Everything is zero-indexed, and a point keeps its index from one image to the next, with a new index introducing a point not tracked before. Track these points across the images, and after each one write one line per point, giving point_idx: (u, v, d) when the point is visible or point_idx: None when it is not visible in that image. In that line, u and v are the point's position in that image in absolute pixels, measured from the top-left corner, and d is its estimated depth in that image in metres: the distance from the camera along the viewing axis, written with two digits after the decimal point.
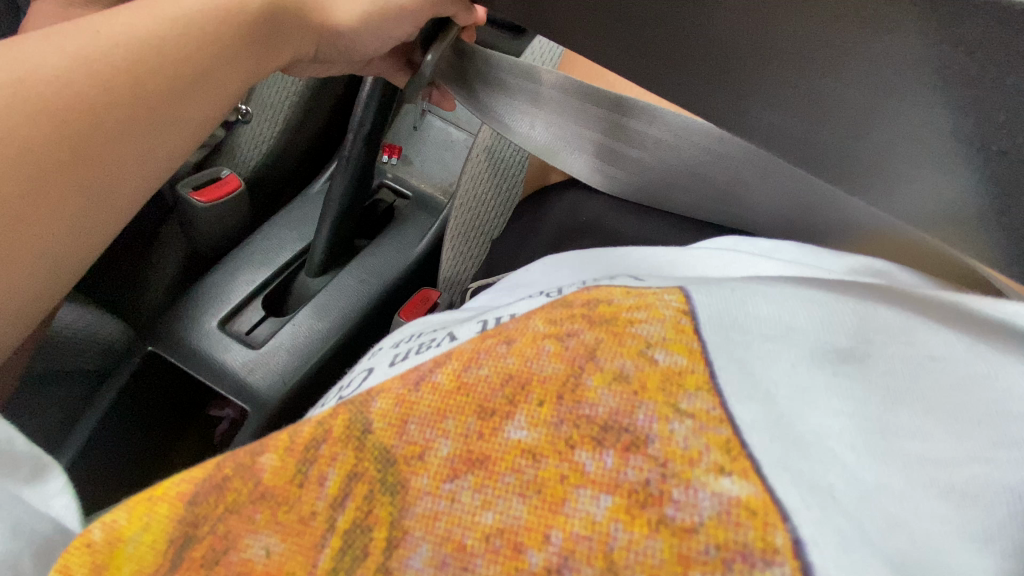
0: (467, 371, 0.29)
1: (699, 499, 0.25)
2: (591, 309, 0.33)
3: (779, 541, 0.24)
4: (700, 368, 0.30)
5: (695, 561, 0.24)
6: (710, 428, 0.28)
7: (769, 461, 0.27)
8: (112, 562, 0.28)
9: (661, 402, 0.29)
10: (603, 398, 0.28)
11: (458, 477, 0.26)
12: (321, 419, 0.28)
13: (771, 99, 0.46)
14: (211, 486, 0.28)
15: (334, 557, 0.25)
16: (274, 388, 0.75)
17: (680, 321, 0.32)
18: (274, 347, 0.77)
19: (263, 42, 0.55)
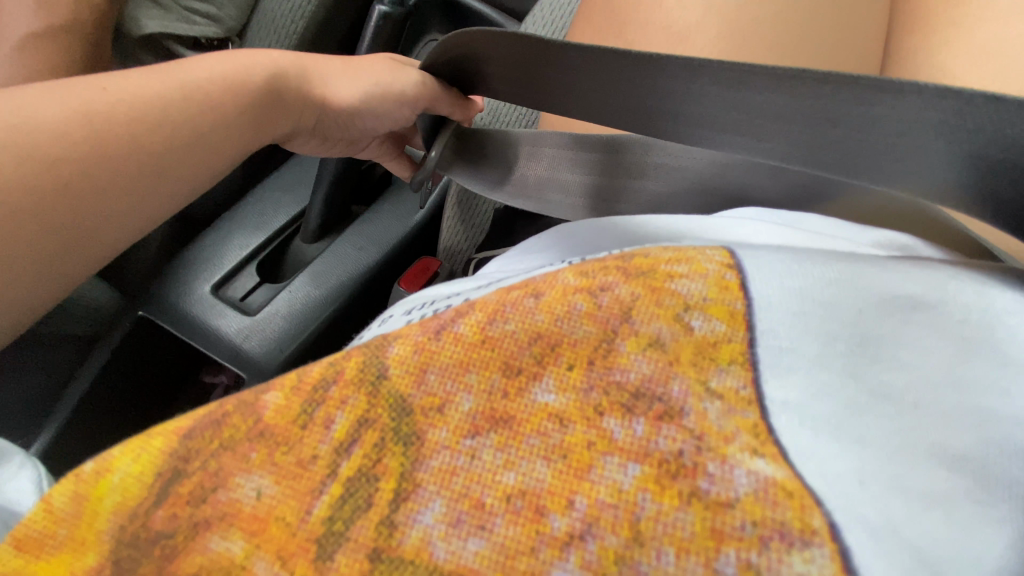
0: (492, 326, 0.27)
1: (736, 476, 0.25)
2: (627, 261, 0.32)
3: (817, 524, 0.24)
4: (739, 334, 0.30)
5: (729, 537, 0.24)
6: (738, 411, 0.28)
7: (795, 445, 0.28)
8: (96, 494, 0.25)
9: (693, 378, 0.28)
10: (637, 362, 0.28)
11: (480, 434, 0.25)
12: (333, 360, 0.26)
13: (787, 132, 0.41)
14: (209, 421, 0.26)
15: (332, 505, 0.23)
16: (272, 354, 0.68)
17: (725, 276, 0.32)
18: (272, 314, 0.69)
19: (260, 119, 0.54)
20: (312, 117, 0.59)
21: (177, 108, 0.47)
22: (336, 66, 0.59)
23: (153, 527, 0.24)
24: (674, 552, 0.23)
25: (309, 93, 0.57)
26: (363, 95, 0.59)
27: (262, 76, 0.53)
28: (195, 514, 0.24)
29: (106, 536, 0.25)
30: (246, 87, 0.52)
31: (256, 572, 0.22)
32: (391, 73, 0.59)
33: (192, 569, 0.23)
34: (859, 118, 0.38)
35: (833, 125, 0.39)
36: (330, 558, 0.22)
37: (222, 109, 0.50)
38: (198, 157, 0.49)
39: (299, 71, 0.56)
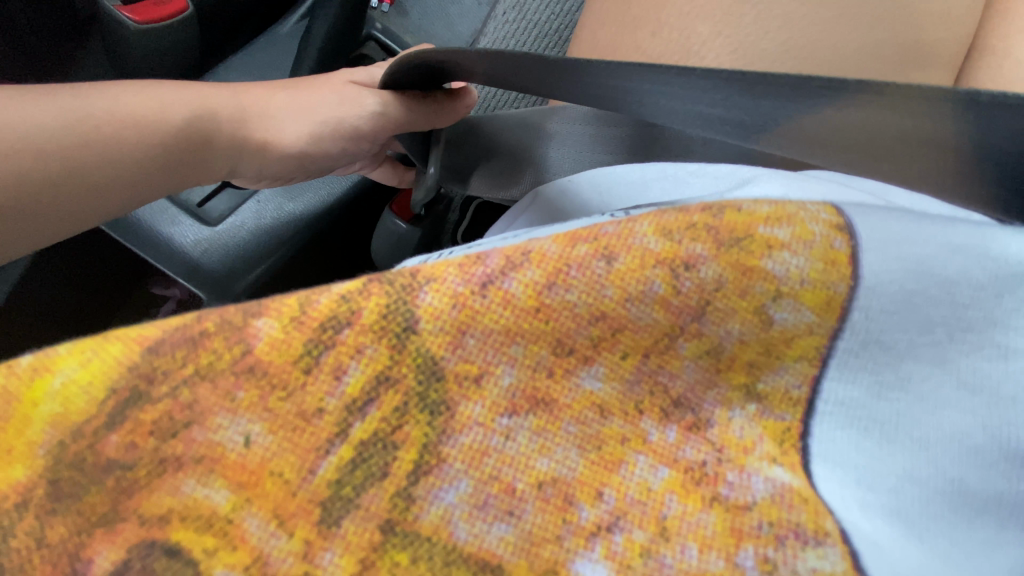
0: (550, 292, 0.21)
1: (753, 483, 0.23)
2: (717, 217, 0.24)
3: (829, 526, 0.23)
4: (827, 326, 0.25)
5: (748, 535, 0.22)
6: (776, 413, 0.25)
7: (832, 450, 0.25)
8: (30, 396, 0.20)
9: (738, 385, 0.25)
10: (687, 370, 0.24)
11: (518, 414, 0.21)
12: (347, 292, 0.20)
13: (851, 143, 0.26)
14: (183, 338, 0.20)
15: (340, 468, 0.20)
16: (234, 272, 0.49)
17: (833, 244, 0.25)
18: (241, 227, 0.50)
19: (187, 167, 0.40)
20: (254, 163, 0.45)
21: (66, 142, 0.34)
22: (282, 99, 0.45)
23: (104, 453, 0.20)
24: (697, 547, 0.22)
25: (248, 139, 0.43)
26: (314, 136, 0.46)
27: (187, 118, 0.40)
28: (160, 447, 0.20)
29: (42, 450, 0.20)
30: (165, 127, 0.39)
31: (249, 528, 0.19)
32: (342, 103, 0.45)
33: (157, 510, 0.20)
34: (919, 137, 0.26)
35: (903, 134, 0.25)
36: (337, 524, 0.19)
37: (122, 145, 0.37)
38: (76, 211, 0.35)
39: (236, 114, 0.43)
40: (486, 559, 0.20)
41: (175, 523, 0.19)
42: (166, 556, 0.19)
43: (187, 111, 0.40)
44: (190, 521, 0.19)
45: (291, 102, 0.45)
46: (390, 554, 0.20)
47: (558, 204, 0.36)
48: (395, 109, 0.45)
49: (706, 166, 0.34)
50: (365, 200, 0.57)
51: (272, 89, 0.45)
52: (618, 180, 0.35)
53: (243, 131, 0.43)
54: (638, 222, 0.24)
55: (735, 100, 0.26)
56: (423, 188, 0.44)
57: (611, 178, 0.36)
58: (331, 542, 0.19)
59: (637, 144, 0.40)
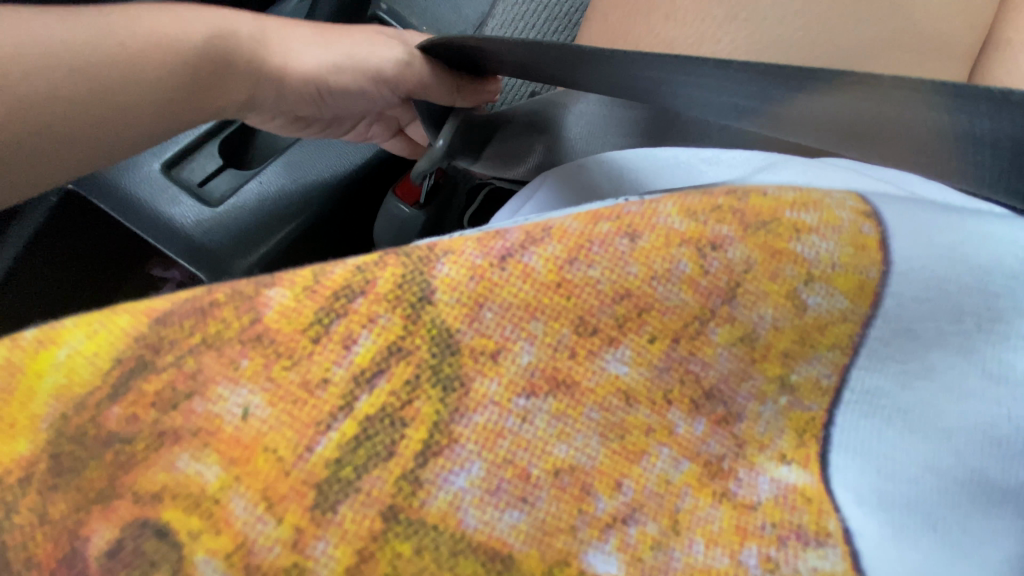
0: (572, 267, 0.20)
1: (760, 483, 0.22)
2: (742, 201, 0.23)
3: (832, 526, 0.21)
4: (860, 312, 0.23)
5: (752, 534, 0.21)
6: (804, 404, 0.23)
7: (852, 443, 0.23)
8: (35, 368, 0.19)
9: (772, 377, 0.23)
10: (721, 358, 0.22)
11: (536, 396, 0.19)
12: (362, 264, 0.20)
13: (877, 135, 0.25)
14: (191, 308, 0.19)
15: (340, 446, 0.18)
16: (235, 254, 0.48)
17: (861, 230, 0.24)
18: (241, 208, 0.49)
19: (207, 88, 0.40)
20: (274, 92, 0.44)
21: (74, 57, 0.35)
22: (304, 37, 0.45)
23: (105, 425, 0.19)
24: (704, 543, 0.20)
25: (268, 60, 0.42)
26: (337, 68, 0.44)
27: (207, 35, 0.39)
28: (157, 420, 0.19)
29: (44, 424, 0.19)
30: (184, 45, 0.38)
31: (234, 510, 0.17)
32: (365, 45, 0.45)
33: (152, 487, 0.18)
34: (958, 134, 0.23)
35: (936, 132, 0.23)
36: (333, 510, 0.17)
37: (147, 68, 0.37)
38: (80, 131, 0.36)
39: (257, 35, 0.42)
40: (495, 549, 0.18)
41: (167, 501, 0.18)
42: (156, 535, 0.18)
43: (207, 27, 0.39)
44: (180, 499, 0.18)
45: (304, 39, 0.44)
46: (391, 544, 0.18)
47: (570, 186, 0.35)
48: (420, 66, 0.44)
49: (719, 157, 0.33)
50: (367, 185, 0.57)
51: (294, 28, 0.45)
52: (628, 169, 0.34)
53: (262, 58, 0.42)
54: (661, 203, 0.23)
55: (768, 92, 0.25)
56: (429, 158, 0.40)
57: (622, 168, 0.35)
58: (324, 530, 0.17)
59: (651, 128, 0.40)
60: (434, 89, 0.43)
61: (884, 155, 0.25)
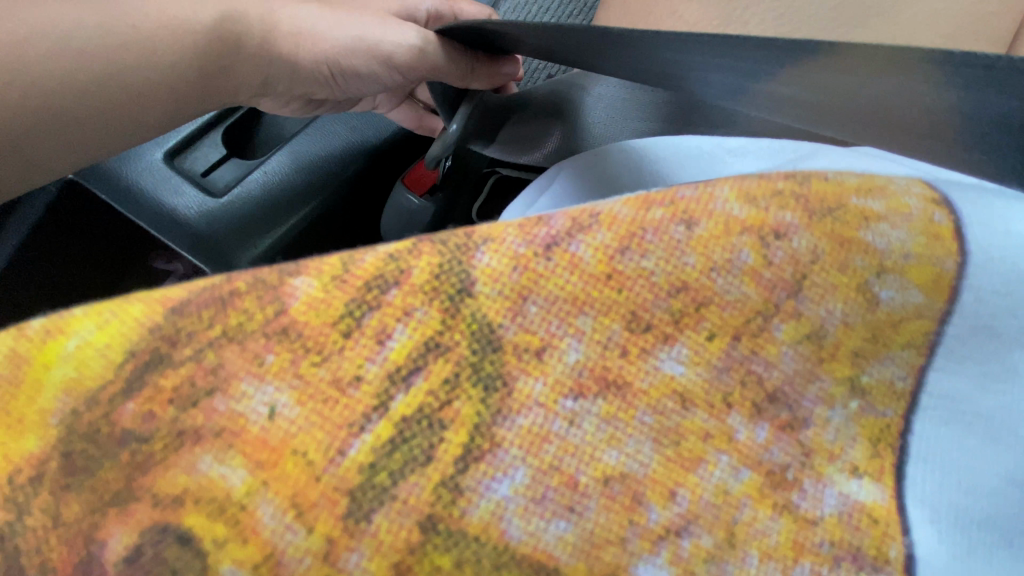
0: (623, 258, 0.19)
1: (826, 496, 0.20)
2: (804, 186, 0.22)
3: (893, 553, 0.20)
4: (936, 307, 0.22)
5: (808, 551, 0.20)
6: (878, 410, 0.22)
7: (929, 451, 0.22)
8: (42, 359, 0.18)
9: (840, 378, 0.21)
10: (784, 358, 0.20)
11: (584, 397, 0.18)
12: (395, 251, 0.18)
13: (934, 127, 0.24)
14: (210, 297, 0.18)
15: (376, 449, 0.16)
16: (242, 247, 0.46)
17: (933, 218, 0.23)
18: (247, 198, 0.46)
19: (222, 70, 0.39)
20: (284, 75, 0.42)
21: (100, 34, 0.34)
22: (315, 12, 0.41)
23: (119, 423, 0.17)
24: (758, 556, 0.19)
25: (276, 43, 0.40)
26: (352, 48, 0.42)
27: (213, 17, 0.37)
28: (177, 418, 0.17)
29: (53, 419, 0.18)
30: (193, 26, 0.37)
31: (262, 518, 0.16)
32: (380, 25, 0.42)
33: (172, 490, 0.17)
34: (967, 117, 0.23)
35: (942, 112, 0.23)
36: (367, 520, 0.16)
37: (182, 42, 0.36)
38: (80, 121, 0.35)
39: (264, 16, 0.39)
40: (541, 562, 0.17)
41: (189, 505, 0.17)
42: (177, 543, 0.17)
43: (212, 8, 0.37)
44: (203, 504, 0.16)
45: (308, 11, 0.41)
46: (431, 557, 0.16)
47: (595, 175, 0.32)
48: (434, 50, 0.41)
49: (744, 146, 0.31)
50: (379, 180, 0.54)
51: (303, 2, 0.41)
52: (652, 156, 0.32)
53: (268, 40, 0.40)
54: (718, 187, 0.21)
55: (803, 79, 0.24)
56: (443, 142, 0.38)
57: (649, 153, 0.33)
58: (358, 541, 0.16)
59: (672, 114, 0.38)
60: (447, 71, 0.41)
61: (892, 133, 0.25)
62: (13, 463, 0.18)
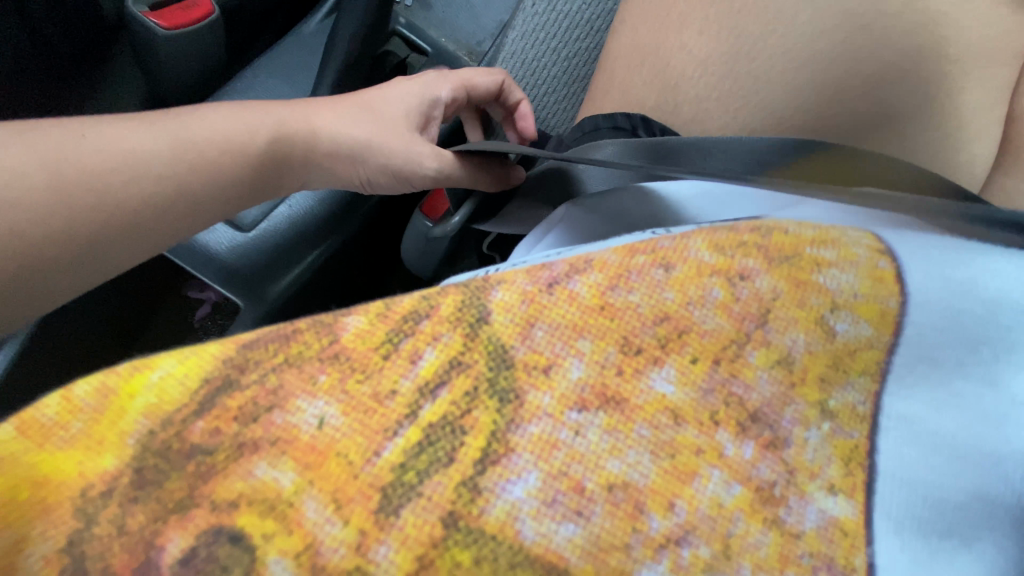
0: (614, 293, 0.23)
1: (806, 512, 0.22)
2: (766, 238, 0.26)
3: (858, 562, 0.22)
4: (883, 339, 0.25)
5: (792, 561, 0.22)
6: (845, 432, 0.24)
7: (896, 469, 0.24)
8: (127, 390, 0.20)
9: (812, 401, 0.24)
10: (762, 381, 0.23)
11: (587, 410, 0.21)
12: (426, 293, 0.22)
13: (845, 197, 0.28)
14: (276, 333, 0.22)
15: (406, 452, 0.19)
16: (272, 279, 0.54)
17: (878, 264, 0.26)
18: (272, 234, 0.55)
19: (270, 178, 0.42)
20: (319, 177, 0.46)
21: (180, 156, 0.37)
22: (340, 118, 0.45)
23: (189, 439, 0.20)
24: (751, 567, 0.21)
25: (319, 150, 0.44)
26: (377, 165, 0.47)
27: (267, 138, 0.41)
28: (239, 433, 0.20)
29: (130, 439, 0.20)
30: (253, 146, 0.40)
31: (307, 513, 0.19)
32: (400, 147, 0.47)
33: (229, 495, 0.19)
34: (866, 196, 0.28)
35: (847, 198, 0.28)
36: (396, 514, 0.19)
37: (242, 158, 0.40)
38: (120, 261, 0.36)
39: (306, 134, 0.43)
40: (552, 563, 0.19)
41: (243, 507, 0.19)
42: (230, 542, 0.19)
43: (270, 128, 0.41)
44: (255, 505, 0.19)
45: (341, 120, 0.45)
46: (452, 552, 0.19)
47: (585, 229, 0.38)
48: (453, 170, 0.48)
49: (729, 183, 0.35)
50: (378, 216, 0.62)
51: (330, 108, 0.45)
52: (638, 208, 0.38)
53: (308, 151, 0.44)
54: (691, 238, 0.25)
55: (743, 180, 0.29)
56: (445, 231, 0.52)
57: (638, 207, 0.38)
58: (387, 535, 0.18)
59: None
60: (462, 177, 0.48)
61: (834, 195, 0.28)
62: (87, 480, 0.19)
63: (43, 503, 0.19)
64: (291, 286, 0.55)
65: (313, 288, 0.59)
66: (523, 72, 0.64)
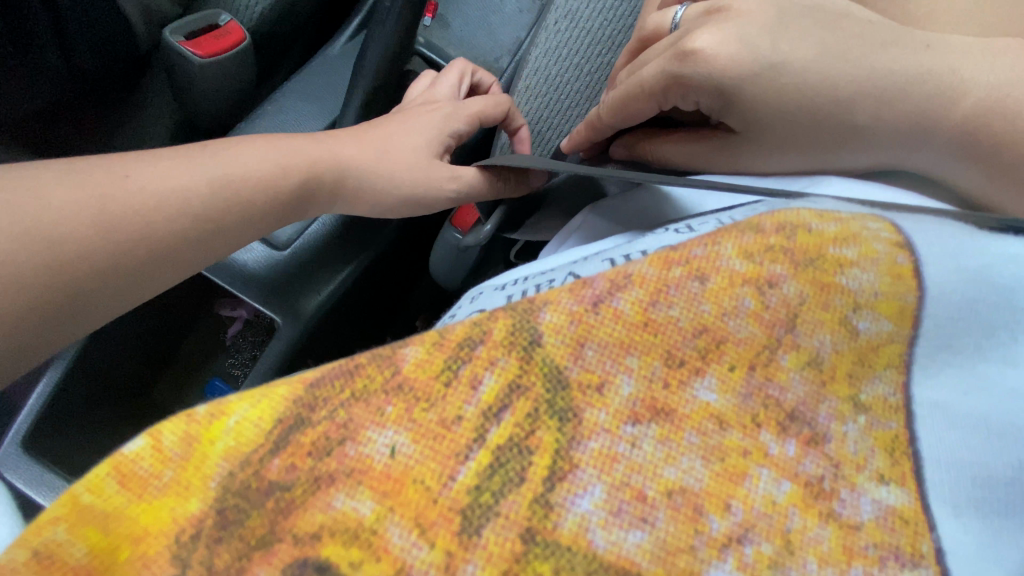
0: (655, 308, 0.24)
1: (861, 503, 0.24)
2: (791, 240, 0.28)
3: (925, 548, 0.24)
4: (904, 333, 0.27)
5: (857, 553, 0.23)
6: (881, 423, 0.26)
7: (937, 453, 0.26)
8: (207, 437, 0.22)
9: (843, 397, 0.25)
10: (795, 383, 0.25)
11: (641, 422, 0.22)
12: (476, 320, 0.24)
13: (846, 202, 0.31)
14: (338, 369, 0.23)
15: (479, 474, 0.21)
16: (309, 296, 0.59)
17: (897, 261, 0.28)
18: (307, 252, 0.59)
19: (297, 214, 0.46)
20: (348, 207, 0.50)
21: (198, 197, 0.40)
22: (361, 152, 0.49)
23: (266, 477, 0.21)
24: (817, 562, 0.22)
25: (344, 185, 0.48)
26: (398, 197, 0.50)
27: (297, 183, 0.45)
28: (314, 468, 0.21)
29: (213, 482, 0.21)
30: (282, 186, 0.44)
31: (392, 538, 0.20)
32: (421, 177, 0.50)
33: (311, 527, 0.20)
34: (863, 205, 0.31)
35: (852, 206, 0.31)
36: (477, 534, 0.20)
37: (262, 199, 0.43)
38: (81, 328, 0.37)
39: (333, 171, 0.47)
40: (626, 568, 0.20)
41: (326, 538, 0.20)
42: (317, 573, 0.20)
43: (298, 175, 0.44)
44: (339, 535, 0.20)
45: (364, 151, 0.49)
46: (533, 564, 0.20)
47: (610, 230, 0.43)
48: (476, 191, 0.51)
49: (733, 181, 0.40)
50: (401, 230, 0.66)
51: (351, 144, 0.49)
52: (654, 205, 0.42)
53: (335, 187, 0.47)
54: (722, 246, 0.27)
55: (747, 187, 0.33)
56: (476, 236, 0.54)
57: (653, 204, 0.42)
58: (472, 553, 0.20)
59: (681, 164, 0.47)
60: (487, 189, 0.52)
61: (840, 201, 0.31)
62: (179, 524, 0.21)
63: (143, 556, 0.21)
64: (326, 301, 0.60)
65: (345, 301, 0.63)
66: (548, 87, 0.64)
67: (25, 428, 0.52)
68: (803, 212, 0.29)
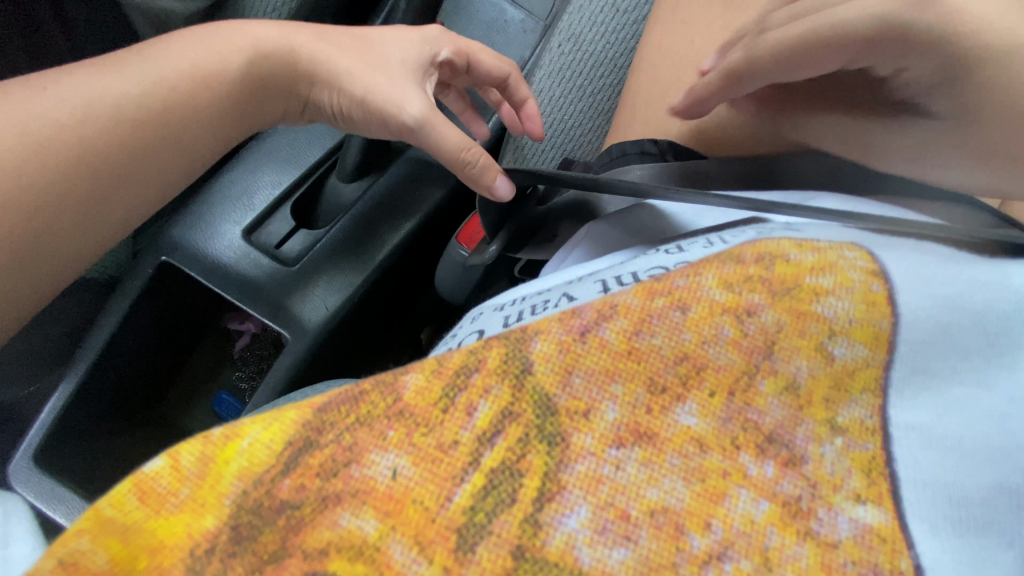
0: (639, 337, 0.26)
1: (839, 522, 0.25)
2: (769, 270, 0.29)
3: (903, 565, 0.25)
4: (879, 358, 0.29)
5: (836, 570, 0.24)
6: (859, 445, 0.27)
7: (915, 473, 0.27)
8: (222, 457, 0.23)
9: (821, 420, 0.27)
10: (773, 407, 0.26)
11: (624, 446, 0.24)
12: (472, 348, 0.25)
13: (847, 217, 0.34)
14: (344, 395, 0.25)
15: (474, 495, 0.22)
16: (315, 311, 0.61)
17: (871, 288, 0.30)
18: (315, 269, 0.62)
19: (248, 95, 0.52)
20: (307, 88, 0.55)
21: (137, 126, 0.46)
22: (327, 63, 0.54)
23: (277, 496, 0.23)
24: None
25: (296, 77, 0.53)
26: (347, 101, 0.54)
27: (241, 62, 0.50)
28: (321, 487, 0.23)
29: (227, 500, 0.23)
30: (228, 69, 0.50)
31: (393, 555, 0.22)
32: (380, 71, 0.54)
33: (319, 544, 0.22)
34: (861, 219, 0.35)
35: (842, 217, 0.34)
36: (473, 551, 0.22)
37: (205, 100, 0.49)
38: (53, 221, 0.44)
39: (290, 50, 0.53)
40: None
41: (333, 554, 0.22)
42: None
43: (241, 56, 0.50)
44: (345, 552, 0.22)
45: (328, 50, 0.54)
46: None
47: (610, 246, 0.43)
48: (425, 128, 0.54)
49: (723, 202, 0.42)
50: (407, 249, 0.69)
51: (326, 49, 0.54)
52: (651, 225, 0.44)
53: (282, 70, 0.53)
54: (703, 276, 0.29)
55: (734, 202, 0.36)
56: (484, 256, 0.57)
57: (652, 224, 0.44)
58: (467, 570, 0.21)
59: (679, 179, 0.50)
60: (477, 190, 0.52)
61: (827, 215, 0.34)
62: (194, 539, 0.23)
63: (159, 567, 0.22)
64: (332, 316, 0.62)
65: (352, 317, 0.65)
66: (550, 107, 0.68)
67: (37, 441, 0.55)
68: (782, 243, 0.31)
